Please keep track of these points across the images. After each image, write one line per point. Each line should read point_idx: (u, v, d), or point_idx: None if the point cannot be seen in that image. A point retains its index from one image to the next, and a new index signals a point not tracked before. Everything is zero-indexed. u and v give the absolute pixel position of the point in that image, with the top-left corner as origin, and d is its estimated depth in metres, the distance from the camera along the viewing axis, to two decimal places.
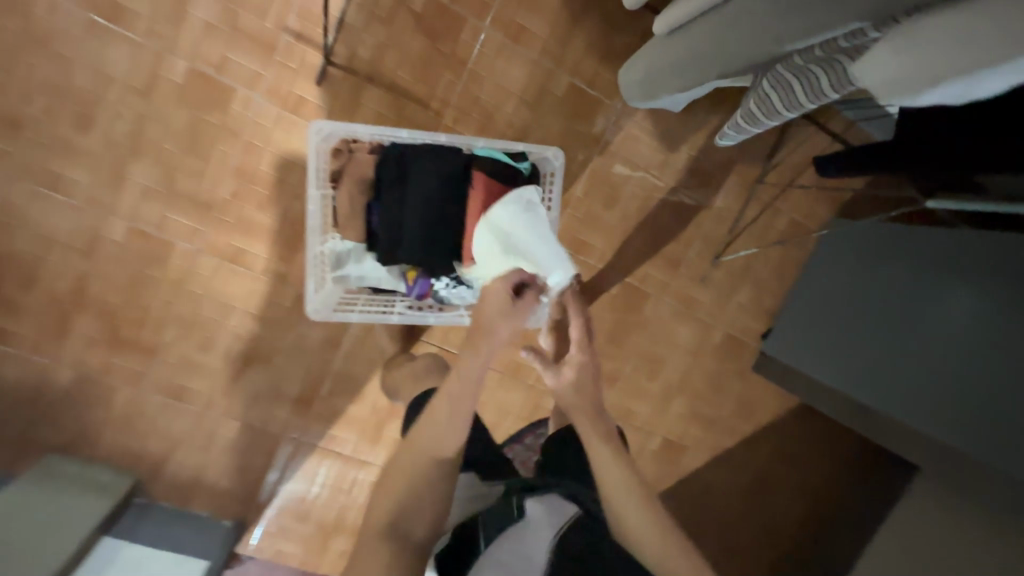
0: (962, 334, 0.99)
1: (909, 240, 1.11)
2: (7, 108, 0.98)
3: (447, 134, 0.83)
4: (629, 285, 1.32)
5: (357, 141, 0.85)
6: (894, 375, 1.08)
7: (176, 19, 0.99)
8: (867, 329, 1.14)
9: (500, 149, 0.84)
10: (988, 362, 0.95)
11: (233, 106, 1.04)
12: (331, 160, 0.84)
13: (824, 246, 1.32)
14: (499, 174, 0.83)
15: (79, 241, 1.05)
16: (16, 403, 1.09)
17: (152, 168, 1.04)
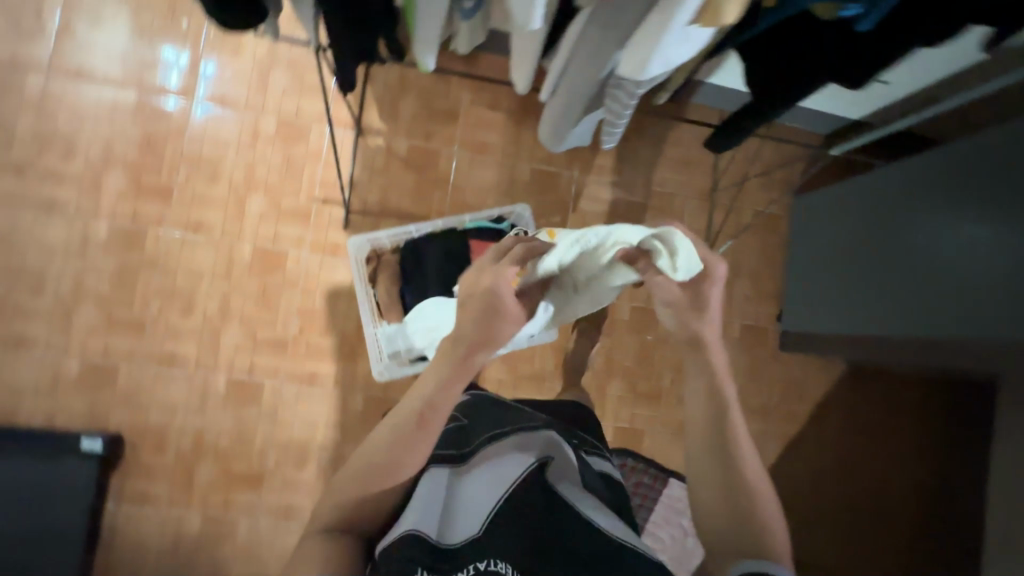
0: (958, 247, 1.08)
1: (880, 187, 1.25)
2: (133, 316, 1.31)
3: (443, 221, 1.10)
4: (638, 309, 1.50)
5: (381, 248, 1.12)
6: (912, 303, 1.16)
7: (238, 217, 1.35)
8: (877, 273, 1.24)
9: (485, 220, 1.10)
10: (986, 264, 1.03)
11: (289, 264, 1.36)
12: (366, 267, 1.12)
13: (811, 213, 1.46)
14: (489, 238, 1.08)
15: (193, 402, 1.32)
16: (160, 557, 1.28)
17: (238, 329, 1.34)
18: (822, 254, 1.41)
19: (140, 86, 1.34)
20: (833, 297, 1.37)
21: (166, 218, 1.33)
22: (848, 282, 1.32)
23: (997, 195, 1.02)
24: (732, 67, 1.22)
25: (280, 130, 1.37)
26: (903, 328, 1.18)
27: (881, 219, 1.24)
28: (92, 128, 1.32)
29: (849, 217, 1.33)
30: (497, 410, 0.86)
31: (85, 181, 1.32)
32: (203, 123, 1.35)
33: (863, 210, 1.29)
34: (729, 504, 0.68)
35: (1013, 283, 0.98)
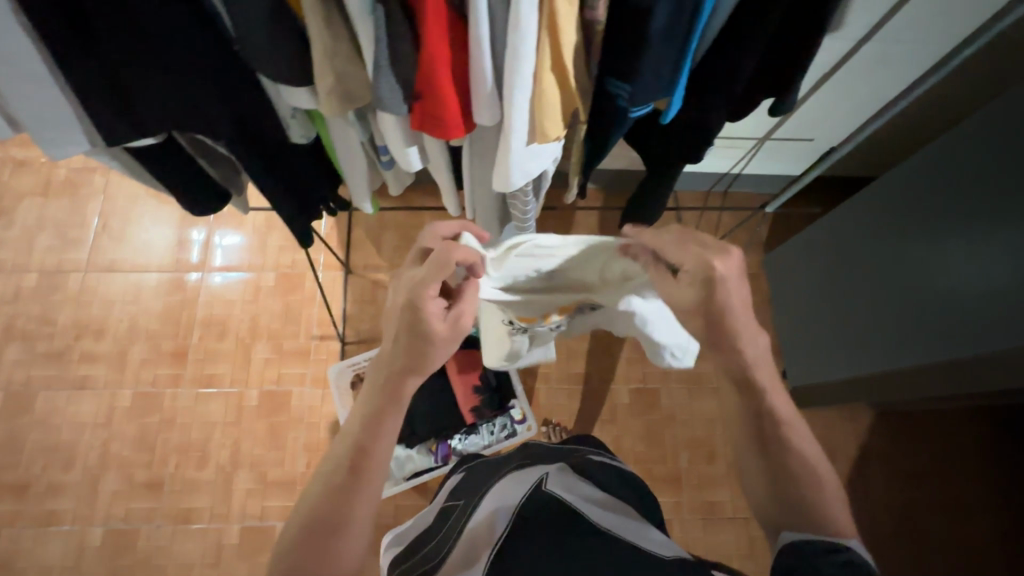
0: (938, 255, 1.05)
1: (852, 215, 1.25)
2: (153, 476, 1.38)
3: None
4: (636, 390, 1.49)
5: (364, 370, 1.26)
6: (911, 323, 1.09)
7: (245, 365, 1.47)
8: (878, 294, 1.17)
9: None
10: (967, 265, 0.99)
11: (294, 401, 1.44)
12: None
13: (819, 241, 1.35)
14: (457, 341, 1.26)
15: (210, 556, 1.33)
16: None
17: (249, 473, 1.39)
18: (840, 281, 1.29)
19: (159, 267, 1.55)
20: (862, 327, 1.22)
21: (183, 377, 1.46)
22: (878, 308, 1.17)
23: (966, 191, 1.00)
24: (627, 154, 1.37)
25: (278, 282, 1.54)
26: (944, 352, 1.02)
27: (863, 244, 1.22)
28: (121, 310, 1.52)
29: (864, 237, 1.22)
30: (467, 489, 0.88)
31: (113, 356, 1.48)
32: (212, 288, 1.53)
33: (881, 227, 1.18)
34: (778, 503, 0.64)
35: (996, 279, 0.93)
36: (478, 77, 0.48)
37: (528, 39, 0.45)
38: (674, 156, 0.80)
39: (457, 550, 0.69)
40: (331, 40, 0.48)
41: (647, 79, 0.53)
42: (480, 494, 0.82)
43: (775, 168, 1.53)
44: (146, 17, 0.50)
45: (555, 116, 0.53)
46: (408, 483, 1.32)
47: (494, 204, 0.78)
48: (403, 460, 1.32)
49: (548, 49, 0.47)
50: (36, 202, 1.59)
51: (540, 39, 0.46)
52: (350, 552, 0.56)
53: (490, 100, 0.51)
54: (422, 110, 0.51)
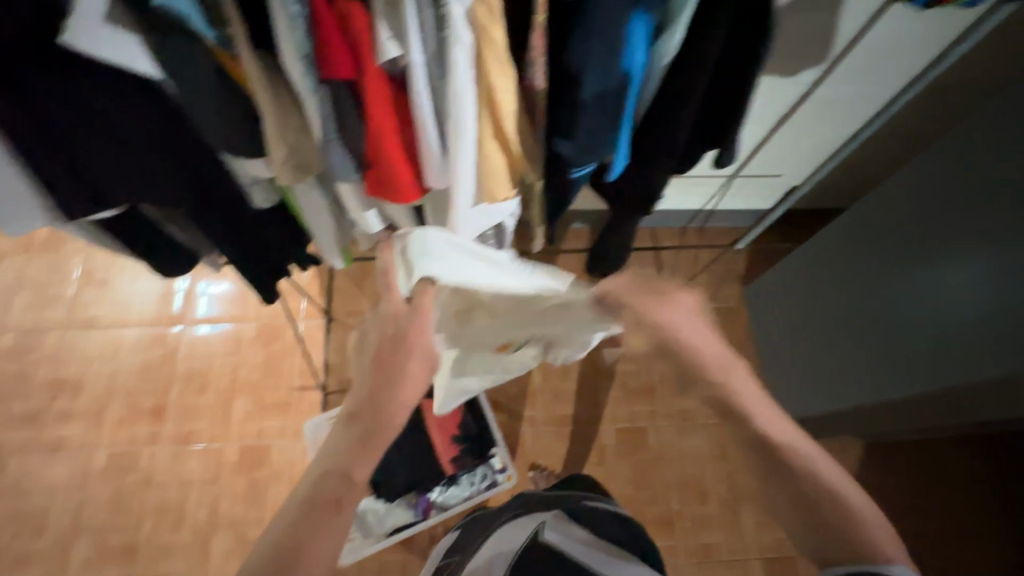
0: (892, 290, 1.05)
1: (817, 250, 1.27)
2: (127, 541, 1.34)
3: None
4: (623, 430, 1.47)
5: None
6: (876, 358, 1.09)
7: (225, 420, 1.45)
8: (881, 311, 1.07)
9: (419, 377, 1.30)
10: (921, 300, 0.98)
11: (274, 456, 1.41)
12: None
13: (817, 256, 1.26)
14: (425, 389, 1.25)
15: None
16: None
17: (227, 534, 1.34)
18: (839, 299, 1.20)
19: (138, 323, 1.53)
20: (863, 348, 1.12)
21: (160, 435, 1.43)
22: (882, 323, 1.07)
23: (956, 207, 0.95)
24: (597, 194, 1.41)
25: (259, 333, 1.53)
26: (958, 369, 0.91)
27: (825, 279, 1.23)
28: (98, 368, 1.50)
29: (861, 249, 1.14)
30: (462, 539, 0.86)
31: (89, 416, 1.45)
32: (192, 342, 1.52)
33: (877, 240, 1.10)
34: (814, 531, 0.57)
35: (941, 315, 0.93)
36: (424, 146, 0.50)
37: (467, 114, 0.48)
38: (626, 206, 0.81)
39: None
40: (281, 113, 0.50)
41: (587, 147, 0.55)
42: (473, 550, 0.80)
43: (748, 203, 1.56)
44: (92, 99, 0.54)
45: (502, 180, 0.56)
46: (388, 540, 1.28)
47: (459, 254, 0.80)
48: (382, 514, 1.27)
49: (488, 121, 0.50)
50: (17, 262, 1.59)
51: (479, 113, 0.49)
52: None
53: (439, 167, 0.53)
54: (375, 178, 0.53)
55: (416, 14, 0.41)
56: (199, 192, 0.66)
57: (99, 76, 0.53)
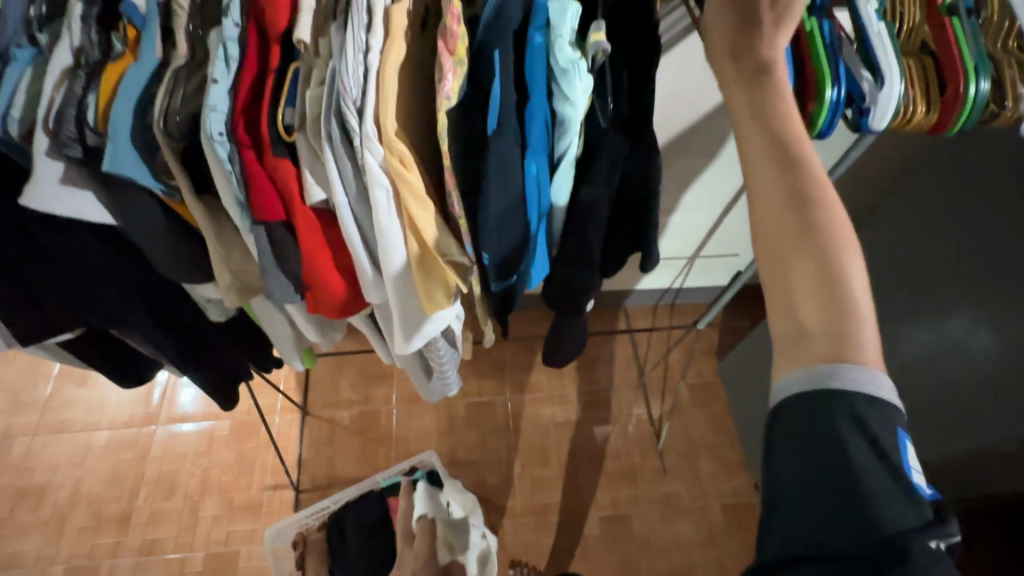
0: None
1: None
2: None
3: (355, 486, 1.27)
4: (606, 517, 1.43)
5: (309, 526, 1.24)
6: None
7: (192, 525, 1.39)
8: None
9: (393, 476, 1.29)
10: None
11: (241, 563, 1.35)
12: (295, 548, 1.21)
13: None
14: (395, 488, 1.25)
15: None
16: None
17: None
18: None
19: (111, 424, 1.52)
20: None
21: (123, 545, 1.38)
22: None
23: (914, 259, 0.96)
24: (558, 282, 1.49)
25: (233, 430, 1.51)
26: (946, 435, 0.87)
27: None
28: (65, 473, 1.46)
29: None
30: None
31: (51, 525, 1.40)
32: (164, 443, 1.49)
33: None
34: (824, 299, 0.42)
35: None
36: (357, 267, 0.57)
37: (394, 240, 0.54)
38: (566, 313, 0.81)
39: None
40: (226, 246, 0.59)
41: (504, 263, 0.58)
42: None
43: (713, 279, 1.62)
44: (49, 245, 0.60)
45: (437, 295, 0.59)
46: None
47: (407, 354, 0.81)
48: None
49: (414, 244, 0.55)
50: None
51: (406, 237, 0.55)
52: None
53: (375, 285, 0.59)
54: (314, 298, 0.60)
55: (337, 168, 0.50)
56: (154, 314, 0.71)
57: (56, 224, 0.59)
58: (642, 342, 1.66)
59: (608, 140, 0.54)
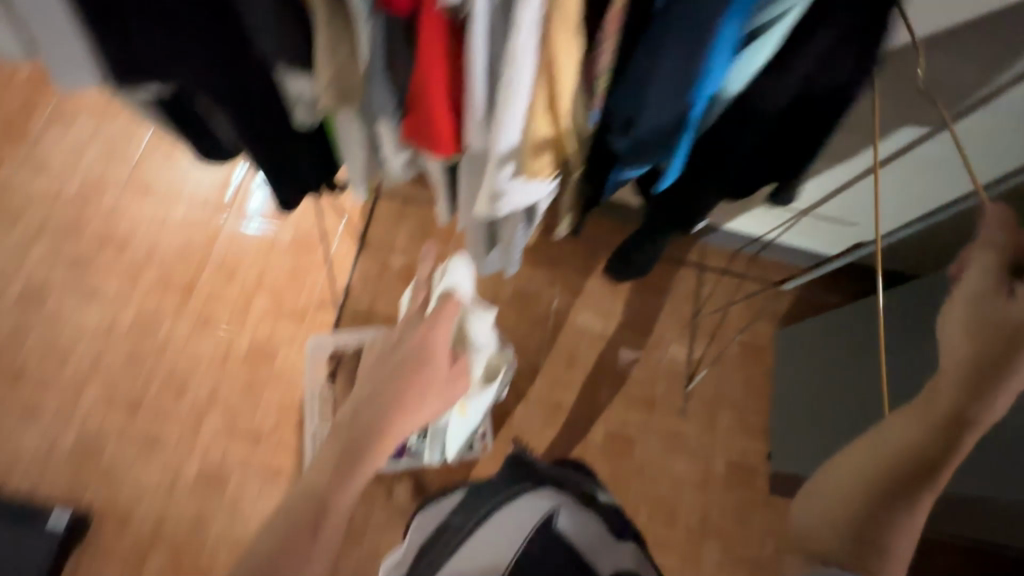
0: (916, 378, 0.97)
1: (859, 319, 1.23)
2: (135, 396, 1.45)
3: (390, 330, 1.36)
4: (613, 433, 1.46)
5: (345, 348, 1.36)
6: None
7: (244, 314, 1.51)
8: None
9: None
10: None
11: (279, 359, 1.48)
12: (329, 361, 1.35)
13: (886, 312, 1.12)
14: None
15: (162, 483, 1.38)
16: None
17: (221, 418, 1.43)
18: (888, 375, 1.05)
19: (188, 202, 1.60)
20: None
21: (184, 312, 1.52)
22: None
23: None
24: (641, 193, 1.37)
25: (295, 242, 1.57)
26: None
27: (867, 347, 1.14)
28: (144, 233, 1.58)
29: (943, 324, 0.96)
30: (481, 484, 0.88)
31: (126, 274, 1.55)
32: (231, 234, 1.57)
33: None
34: None
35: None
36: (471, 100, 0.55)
37: (524, 82, 0.51)
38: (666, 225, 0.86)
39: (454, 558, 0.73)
40: (335, 37, 0.53)
41: (644, 147, 0.59)
42: (493, 501, 0.80)
43: (811, 243, 1.46)
44: None
45: (542, 158, 0.60)
46: None
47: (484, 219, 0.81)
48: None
49: (542, 92, 0.53)
50: (94, 116, 1.67)
51: (538, 83, 0.53)
52: (324, 544, 0.63)
53: (481, 129, 0.59)
54: (416, 121, 0.60)
55: None
56: (230, 87, 0.66)
57: None
58: (708, 284, 1.56)
59: (820, 31, 0.55)
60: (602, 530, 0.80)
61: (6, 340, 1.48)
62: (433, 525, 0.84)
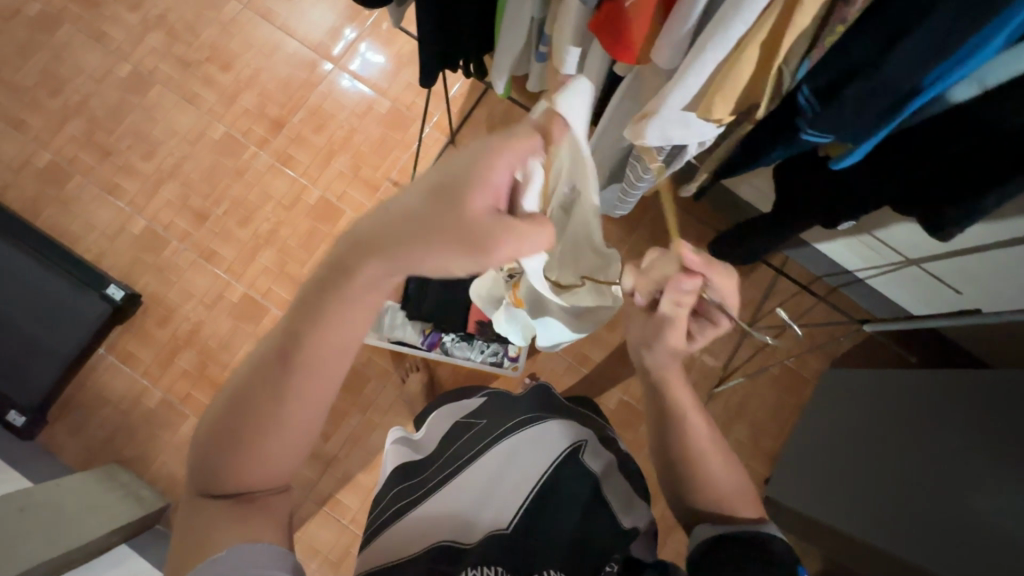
0: (957, 460, 0.93)
1: (906, 382, 1.15)
2: (204, 208, 1.50)
3: None
4: (627, 404, 1.47)
5: None
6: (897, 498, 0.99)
7: (322, 166, 1.53)
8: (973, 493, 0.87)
9: None
10: (969, 474, 0.89)
11: (341, 221, 1.50)
12: None
13: (944, 394, 1.05)
14: None
15: (207, 296, 1.46)
16: (105, 409, 1.41)
17: (274, 257, 1.48)
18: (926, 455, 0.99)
19: (302, 39, 1.57)
20: (899, 507, 0.98)
21: (268, 145, 1.54)
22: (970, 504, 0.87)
23: None
24: (753, 183, 1.28)
25: (389, 114, 1.55)
26: None
27: (912, 418, 1.07)
28: (253, 56, 1.58)
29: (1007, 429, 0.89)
30: (495, 406, 0.90)
31: (226, 91, 1.56)
32: (331, 86, 1.56)
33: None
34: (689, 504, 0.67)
35: (994, 512, 0.82)
36: (680, 17, 0.51)
37: (756, 4, 0.46)
38: (810, 208, 0.83)
39: (467, 477, 0.76)
40: None
41: (847, 115, 0.56)
42: (505, 428, 0.82)
43: (901, 296, 1.36)
44: None
45: (728, 99, 0.55)
46: (387, 344, 1.32)
47: (621, 143, 0.80)
48: (396, 324, 1.31)
49: (771, 22, 0.48)
50: None
51: (770, 10, 0.47)
52: (302, 377, 0.57)
53: (678, 44, 0.54)
54: (608, 20, 0.56)
55: None
56: None
57: None
58: (777, 294, 1.49)
59: None
60: (611, 463, 0.80)
61: (106, 115, 1.55)
62: (445, 441, 0.88)
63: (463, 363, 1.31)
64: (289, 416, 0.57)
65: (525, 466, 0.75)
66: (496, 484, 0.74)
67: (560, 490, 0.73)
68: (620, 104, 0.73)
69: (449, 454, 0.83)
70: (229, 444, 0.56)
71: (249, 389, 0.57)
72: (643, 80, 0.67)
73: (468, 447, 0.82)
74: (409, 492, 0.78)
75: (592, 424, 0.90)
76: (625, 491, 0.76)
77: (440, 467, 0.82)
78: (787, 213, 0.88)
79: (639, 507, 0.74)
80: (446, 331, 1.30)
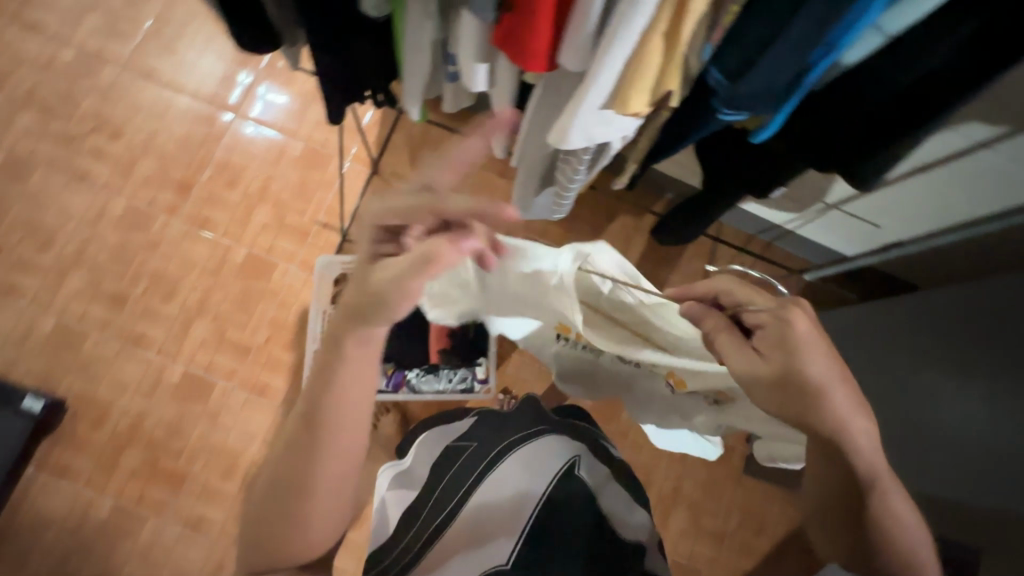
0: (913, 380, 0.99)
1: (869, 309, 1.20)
2: (120, 290, 1.38)
3: None
4: (603, 396, 1.47)
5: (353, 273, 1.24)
6: None
7: (243, 222, 1.44)
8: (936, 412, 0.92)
9: None
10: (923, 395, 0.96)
11: (275, 274, 1.42)
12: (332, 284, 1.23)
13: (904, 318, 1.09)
14: None
15: (142, 384, 1.35)
16: (49, 533, 1.26)
17: (209, 326, 1.38)
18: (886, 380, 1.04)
19: (194, 92, 1.48)
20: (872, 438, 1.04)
21: (179, 211, 1.43)
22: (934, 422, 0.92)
23: None
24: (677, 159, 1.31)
25: (304, 154, 1.48)
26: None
27: (870, 345, 1.13)
28: (142, 119, 1.47)
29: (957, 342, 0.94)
30: (487, 424, 0.86)
31: (120, 162, 1.45)
32: (236, 136, 1.48)
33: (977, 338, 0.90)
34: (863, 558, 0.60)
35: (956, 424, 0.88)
36: (580, 22, 0.52)
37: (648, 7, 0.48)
38: (745, 177, 0.85)
39: (463, 515, 0.75)
40: None
41: (754, 91, 0.59)
42: (494, 455, 0.81)
43: (831, 239, 1.43)
44: None
45: (643, 92, 0.56)
46: None
47: (546, 149, 0.79)
48: None
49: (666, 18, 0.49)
50: None
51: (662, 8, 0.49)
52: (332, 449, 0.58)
53: (583, 48, 0.54)
54: (511, 32, 0.55)
55: None
56: None
57: None
58: (720, 260, 1.54)
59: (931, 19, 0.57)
60: (606, 470, 0.82)
61: None
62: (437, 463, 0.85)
63: (431, 396, 1.28)
64: (321, 489, 0.58)
65: (522, 497, 0.77)
66: (501, 506, 0.76)
67: (559, 514, 0.75)
68: (538, 112, 0.72)
69: (443, 486, 0.80)
70: (270, 531, 0.59)
71: (278, 476, 0.58)
72: (556, 86, 0.67)
73: (463, 480, 0.80)
74: (404, 538, 0.76)
75: (581, 432, 0.88)
76: (621, 498, 0.80)
77: (434, 501, 0.79)
78: (724, 184, 0.90)
79: (635, 515, 0.79)
80: (408, 367, 1.26)
